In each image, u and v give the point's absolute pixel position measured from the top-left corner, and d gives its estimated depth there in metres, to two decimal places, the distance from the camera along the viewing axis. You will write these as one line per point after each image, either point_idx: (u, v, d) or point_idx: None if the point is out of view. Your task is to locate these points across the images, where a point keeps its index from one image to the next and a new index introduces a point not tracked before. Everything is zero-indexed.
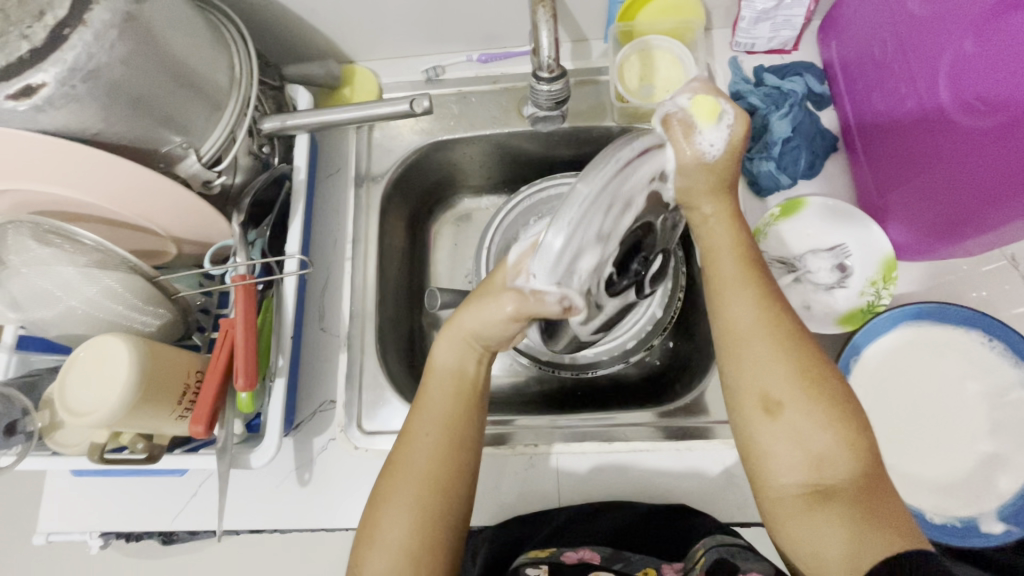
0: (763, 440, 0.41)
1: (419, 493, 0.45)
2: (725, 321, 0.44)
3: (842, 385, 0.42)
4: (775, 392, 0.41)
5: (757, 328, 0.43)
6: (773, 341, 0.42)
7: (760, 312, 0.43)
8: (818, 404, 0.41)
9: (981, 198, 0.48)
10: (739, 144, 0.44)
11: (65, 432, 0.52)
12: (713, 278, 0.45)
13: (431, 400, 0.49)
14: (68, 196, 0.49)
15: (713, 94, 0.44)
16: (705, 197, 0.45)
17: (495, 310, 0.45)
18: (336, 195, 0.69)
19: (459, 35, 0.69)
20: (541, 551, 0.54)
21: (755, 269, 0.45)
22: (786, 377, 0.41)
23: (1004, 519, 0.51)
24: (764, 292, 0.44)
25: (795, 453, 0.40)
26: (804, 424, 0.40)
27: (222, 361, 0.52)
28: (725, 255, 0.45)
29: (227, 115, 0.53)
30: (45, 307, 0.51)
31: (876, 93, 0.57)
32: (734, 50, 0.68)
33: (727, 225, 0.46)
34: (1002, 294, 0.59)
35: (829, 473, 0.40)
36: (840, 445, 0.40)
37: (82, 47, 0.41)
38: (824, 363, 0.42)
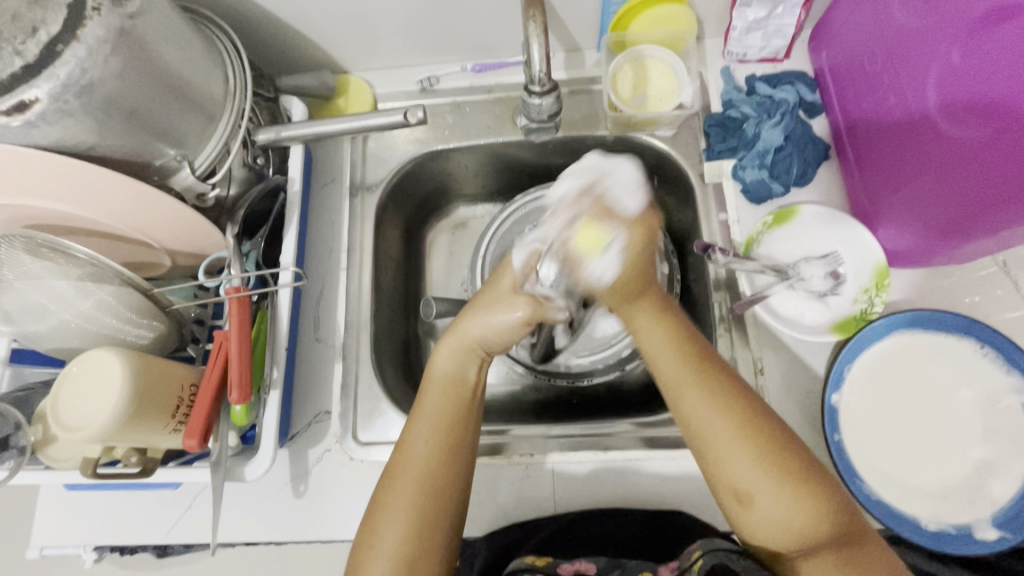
0: (747, 527, 0.42)
1: (414, 498, 0.45)
2: (688, 426, 0.45)
3: (798, 450, 0.42)
4: (742, 484, 0.42)
5: (713, 421, 0.43)
6: (728, 424, 0.43)
7: (716, 407, 0.44)
8: (780, 477, 0.41)
9: (971, 206, 0.48)
10: (639, 250, 0.46)
11: (57, 447, 0.50)
12: (664, 380, 0.47)
13: (428, 406, 0.49)
14: (61, 209, 0.49)
15: (599, 224, 0.47)
16: (637, 305, 0.49)
17: (507, 315, 0.51)
18: (331, 205, 0.69)
19: (453, 45, 0.70)
20: (538, 560, 0.52)
21: (693, 360, 0.46)
22: (748, 461, 0.42)
23: (998, 525, 0.51)
24: (708, 380, 0.45)
25: (774, 529, 0.41)
26: (775, 509, 0.41)
27: (216, 374, 0.52)
28: (670, 360, 0.46)
29: (221, 127, 0.53)
30: (38, 320, 0.51)
31: (865, 102, 0.58)
32: (726, 59, 0.68)
33: (659, 323, 0.49)
34: (995, 300, 0.59)
35: (815, 537, 0.41)
36: (817, 513, 0.41)
37: (75, 62, 0.41)
38: (779, 434, 0.43)
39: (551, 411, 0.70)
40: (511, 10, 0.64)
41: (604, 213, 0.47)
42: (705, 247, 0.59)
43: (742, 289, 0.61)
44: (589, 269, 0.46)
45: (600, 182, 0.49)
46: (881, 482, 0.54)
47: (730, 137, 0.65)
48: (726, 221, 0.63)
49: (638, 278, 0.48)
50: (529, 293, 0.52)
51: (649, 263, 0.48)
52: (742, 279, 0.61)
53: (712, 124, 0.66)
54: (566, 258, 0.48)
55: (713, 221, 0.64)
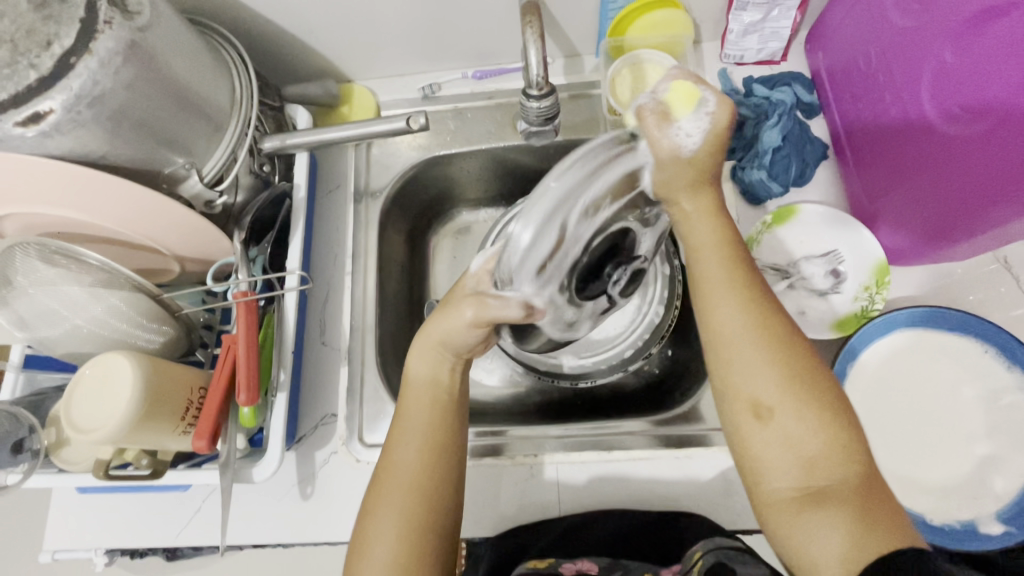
0: (756, 447, 0.42)
1: (405, 502, 0.46)
2: (711, 327, 0.44)
3: (833, 384, 0.42)
4: (765, 399, 0.42)
5: (744, 340, 0.43)
6: (763, 339, 0.43)
7: (750, 315, 0.43)
8: (806, 399, 0.41)
9: (970, 201, 0.48)
10: (725, 127, 0.43)
11: (70, 449, 0.52)
12: (699, 282, 0.46)
13: (409, 414, 0.49)
14: (73, 216, 0.50)
15: (694, 81, 0.43)
16: (681, 194, 0.46)
17: (455, 319, 0.46)
18: (336, 211, 0.70)
19: (455, 52, 0.71)
20: (539, 561, 0.55)
21: (746, 274, 0.45)
22: (772, 375, 0.42)
23: (1003, 520, 0.50)
24: (749, 294, 0.44)
25: (788, 460, 0.40)
26: (794, 426, 0.41)
27: (226, 376, 0.53)
28: (709, 258, 0.46)
29: (228, 135, 0.55)
30: (51, 326, 0.52)
31: (863, 102, 0.58)
32: (723, 61, 0.69)
33: (708, 218, 0.46)
34: (997, 297, 0.59)
35: (822, 475, 0.40)
36: (831, 450, 0.40)
37: (88, 74, 0.42)
38: (809, 361, 0.43)
39: (556, 413, 0.71)
40: (511, 17, 0.65)
41: (659, 120, 0.42)
42: None
43: None
44: (675, 126, 0.42)
45: (698, 69, 0.44)
46: (884, 478, 0.54)
47: (729, 137, 0.65)
48: None
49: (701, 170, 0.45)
50: (479, 292, 0.46)
51: (718, 162, 0.46)
52: None
53: None
54: (642, 112, 0.43)
55: None
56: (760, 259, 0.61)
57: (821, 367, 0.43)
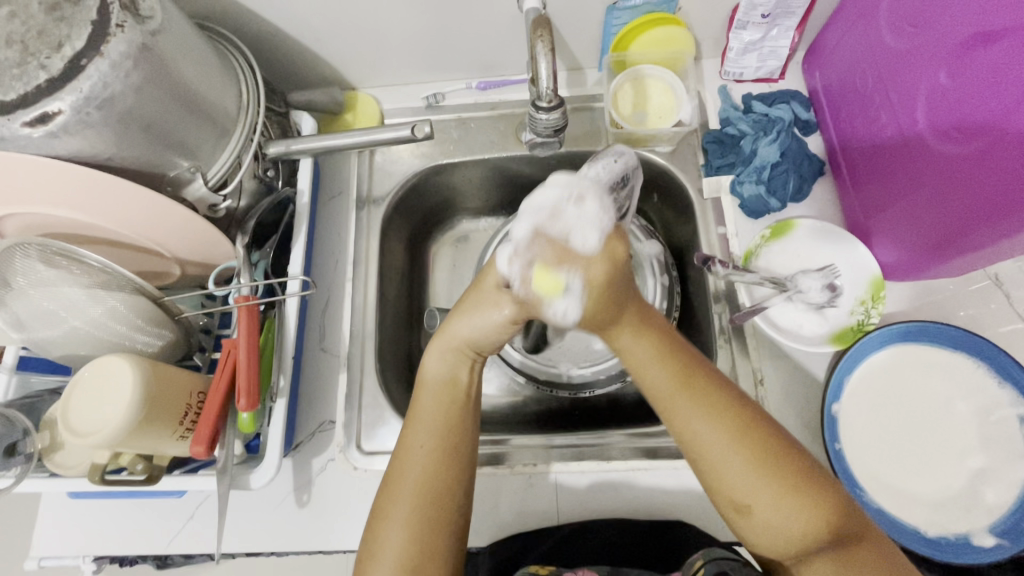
0: (748, 537, 0.42)
1: (414, 505, 0.45)
2: (686, 444, 0.44)
3: (805, 462, 0.42)
4: (741, 497, 0.42)
5: (707, 432, 0.43)
6: (726, 435, 0.42)
7: (709, 419, 0.43)
8: (781, 486, 0.41)
9: (964, 221, 0.49)
10: (605, 277, 0.44)
11: (65, 453, 0.52)
12: (655, 400, 0.46)
13: (422, 412, 0.49)
14: (75, 217, 0.50)
15: (554, 268, 0.44)
16: (623, 315, 0.46)
17: (494, 314, 0.48)
18: (338, 217, 0.71)
19: (459, 63, 0.72)
20: (541, 568, 0.52)
21: (678, 361, 0.45)
22: (745, 468, 0.41)
23: (996, 533, 0.51)
24: (699, 391, 0.44)
25: (778, 541, 0.41)
26: (772, 517, 0.41)
27: (225, 381, 0.52)
28: (658, 374, 0.45)
29: (234, 140, 0.55)
30: (48, 327, 0.51)
31: (859, 120, 0.59)
32: (723, 78, 0.70)
33: (641, 338, 0.46)
34: (989, 313, 0.60)
35: (812, 540, 0.40)
36: (815, 520, 0.40)
37: (98, 75, 0.42)
38: (777, 441, 0.43)
39: (554, 423, 0.71)
40: (516, 30, 0.66)
41: (543, 301, 0.45)
42: (705, 259, 0.61)
43: (742, 300, 0.63)
44: (550, 307, 0.45)
45: (560, 197, 0.46)
46: (878, 491, 0.54)
47: (728, 153, 0.66)
48: (725, 235, 0.65)
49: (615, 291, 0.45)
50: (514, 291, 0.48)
51: (620, 288, 0.45)
52: (741, 291, 0.63)
53: (710, 140, 0.67)
54: (525, 301, 0.46)
55: (711, 236, 0.65)
56: (758, 272, 0.61)
57: (786, 445, 0.43)
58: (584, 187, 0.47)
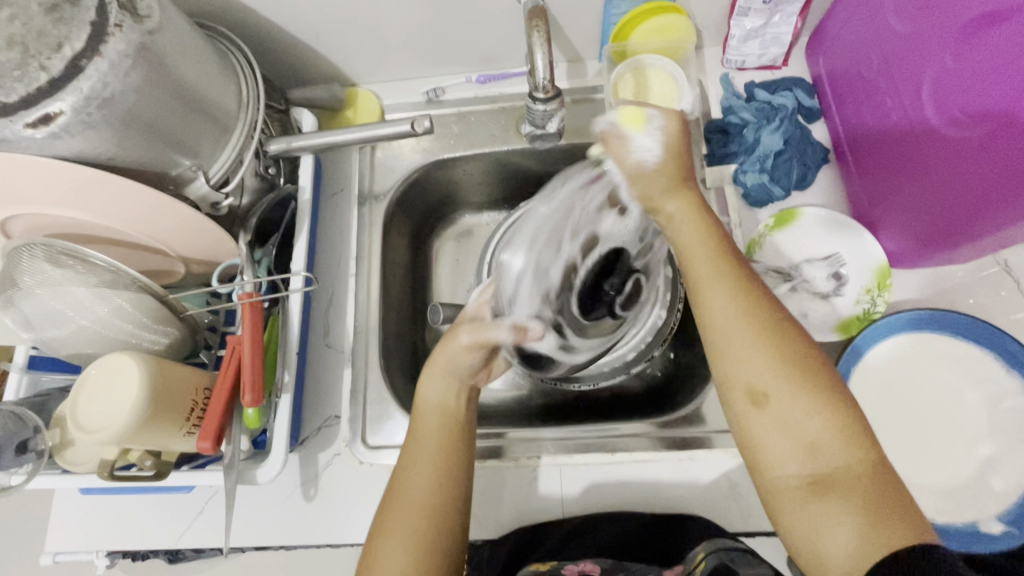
0: (755, 436, 0.42)
1: (416, 520, 0.46)
2: (717, 343, 0.45)
3: (832, 377, 0.43)
4: (758, 383, 0.42)
5: (733, 321, 0.44)
6: (757, 334, 0.44)
7: (740, 307, 0.45)
8: (805, 386, 0.42)
9: (971, 205, 0.49)
10: (676, 144, 0.51)
11: (74, 450, 0.52)
12: (695, 284, 0.47)
13: (420, 435, 0.51)
14: (78, 217, 0.50)
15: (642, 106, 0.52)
16: (665, 194, 0.50)
17: (451, 341, 0.55)
18: (341, 214, 0.71)
19: (458, 57, 0.71)
20: (542, 564, 0.54)
21: (734, 266, 0.47)
22: (767, 362, 0.43)
23: (1004, 522, 0.51)
24: (742, 287, 0.46)
25: (786, 444, 0.41)
26: (793, 409, 0.41)
27: (230, 377, 0.53)
28: (700, 252, 0.48)
29: (235, 137, 0.55)
30: (57, 327, 0.52)
31: (864, 106, 0.59)
32: (725, 66, 0.69)
33: (693, 215, 0.49)
34: (999, 301, 0.59)
35: (829, 461, 0.40)
36: (833, 434, 0.41)
37: (97, 76, 0.43)
38: (805, 350, 0.43)
39: (559, 416, 0.71)
40: (515, 23, 0.66)
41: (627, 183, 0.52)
42: None
43: None
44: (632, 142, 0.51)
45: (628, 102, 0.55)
46: None
47: (731, 142, 0.66)
48: (729, 225, 0.63)
49: (677, 160, 0.51)
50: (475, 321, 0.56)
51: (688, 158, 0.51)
52: None
53: (713, 129, 0.67)
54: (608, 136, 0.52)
55: None
56: (762, 262, 0.61)
57: (817, 353, 0.44)
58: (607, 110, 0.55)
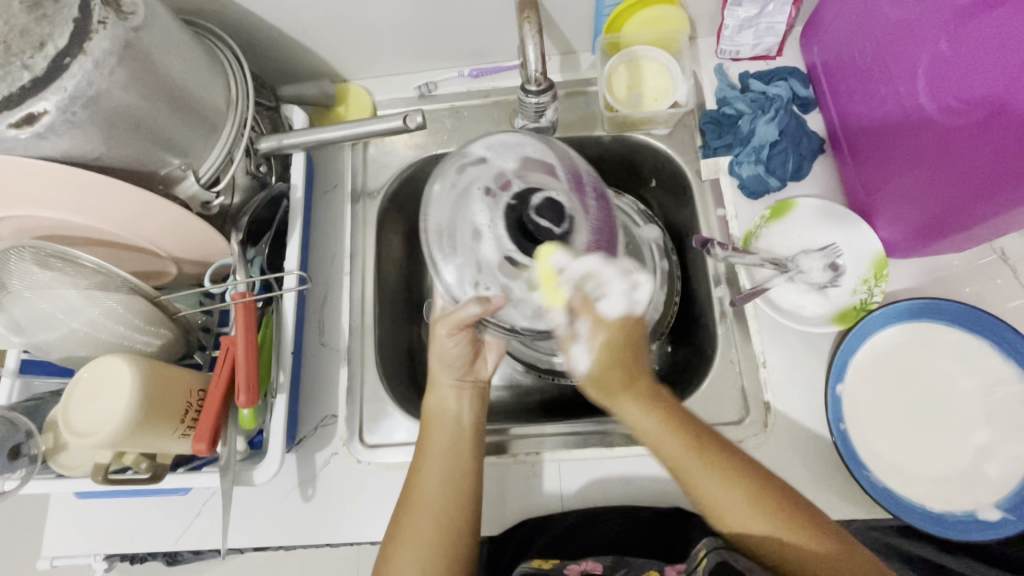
0: (693, 496, 0.51)
1: (434, 526, 0.51)
2: (690, 485, 0.51)
3: (722, 447, 0.51)
4: (671, 458, 0.51)
5: (643, 416, 0.53)
6: (663, 427, 0.52)
7: (648, 408, 0.53)
8: (710, 464, 0.50)
9: (969, 192, 0.48)
10: (617, 334, 0.55)
11: (68, 454, 0.51)
12: (655, 450, 0.52)
13: (432, 443, 0.55)
14: (65, 218, 0.50)
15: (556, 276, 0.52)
16: (620, 394, 0.54)
17: (444, 343, 0.56)
18: (334, 211, 0.70)
19: (449, 51, 0.71)
20: (544, 561, 0.54)
21: (676, 424, 0.52)
22: (679, 446, 0.51)
23: (1002, 508, 0.51)
24: (629, 381, 0.54)
25: (711, 503, 0.50)
26: (707, 486, 0.50)
27: (224, 378, 0.52)
28: (594, 365, 0.55)
29: (225, 136, 0.54)
30: (47, 330, 0.51)
31: (859, 96, 0.58)
32: (719, 57, 0.69)
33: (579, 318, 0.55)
34: (995, 290, 0.59)
35: (742, 524, 0.49)
36: (744, 502, 0.49)
37: (82, 74, 0.42)
38: (698, 430, 0.52)
39: (557, 411, 0.70)
40: (507, 16, 0.65)
41: (570, 342, 0.55)
42: (704, 241, 0.60)
43: (742, 283, 0.62)
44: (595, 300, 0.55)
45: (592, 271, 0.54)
46: (884, 469, 0.54)
47: (725, 133, 0.65)
48: (724, 217, 0.65)
49: (631, 356, 0.55)
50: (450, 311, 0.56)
51: (630, 352, 0.55)
52: (741, 273, 0.62)
53: (707, 121, 0.66)
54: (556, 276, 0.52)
55: (709, 216, 0.65)
56: (758, 254, 0.61)
57: (700, 429, 0.52)
58: (601, 255, 0.55)
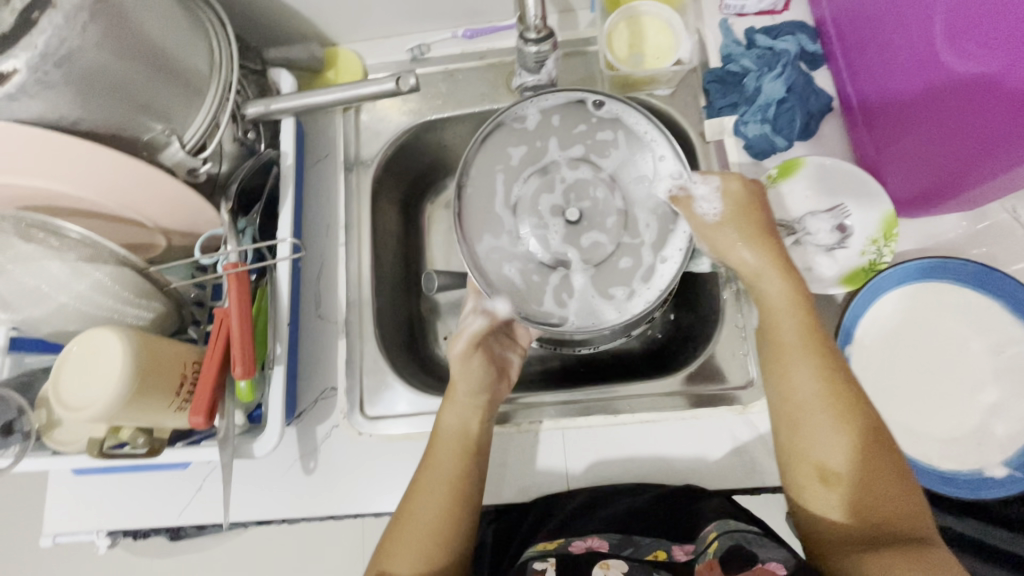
0: (795, 448, 0.47)
1: (427, 545, 0.49)
2: (784, 390, 0.48)
3: (889, 444, 0.46)
4: (798, 395, 0.47)
5: (787, 326, 0.49)
6: (812, 365, 0.47)
7: (804, 330, 0.49)
8: (849, 425, 0.45)
9: (995, 138, 0.46)
10: (738, 193, 0.54)
11: (63, 431, 0.50)
12: (776, 349, 0.50)
13: (436, 461, 0.52)
14: (44, 187, 0.47)
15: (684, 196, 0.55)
16: (748, 242, 0.53)
17: (477, 354, 0.56)
18: (327, 181, 0.68)
19: (442, 11, 0.68)
20: (549, 543, 0.53)
21: (815, 336, 0.49)
22: (813, 378, 0.47)
23: (1010, 466, 0.50)
24: (812, 337, 0.49)
25: (817, 452, 0.45)
26: (821, 442, 0.45)
27: (219, 349, 0.51)
28: (773, 284, 0.51)
29: (209, 100, 0.52)
30: (33, 305, 0.50)
31: (869, 49, 0.56)
32: (724, 12, 0.66)
33: (767, 251, 0.52)
34: (1005, 250, 0.58)
35: (864, 500, 0.44)
36: (857, 472, 0.44)
37: (52, 30, 0.40)
38: (864, 404, 0.47)
39: (558, 381, 0.70)
40: None
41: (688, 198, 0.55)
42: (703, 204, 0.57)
43: None
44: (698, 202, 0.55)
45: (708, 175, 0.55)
46: (890, 431, 0.53)
47: (730, 91, 0.63)
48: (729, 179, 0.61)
49: (753, 216, 0.54)
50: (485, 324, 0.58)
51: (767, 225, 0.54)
52: None
53: (712, 80, 0.64)
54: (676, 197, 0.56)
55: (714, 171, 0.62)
56: None
57: (876, 418, 0.46)
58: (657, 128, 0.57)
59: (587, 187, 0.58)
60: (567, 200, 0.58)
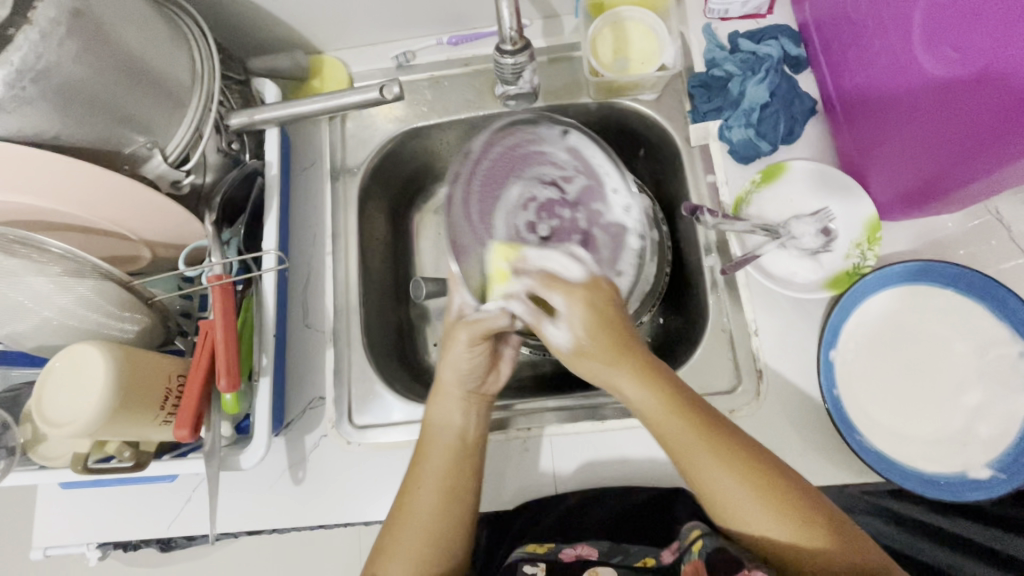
0: (696, 486, 0.48)
1: (422, 546, 0.50)
2: (660, 438, 0.49)
3: (783, 474, 0.47)
4: (671, 442, 0.48)
5: (628, 385, 0.49)
6: (671, 413, 0.48)
7: (642, 382, 0.49)
8: (737, 461, 0.46)
9: (972, 143, 0.46)
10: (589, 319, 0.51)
11: (48, 445, 0.51)
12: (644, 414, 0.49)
13: (428, 464, 0.53)
14: (26, 203, 0.47)
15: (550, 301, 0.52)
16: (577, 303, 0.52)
17: (460, 350, 0.55)
18: (314, 189, 0.68)
19: (426, 18, 0.67)
20: (539, 546, 0.55)
21: (658, 379, 0.49)
22: (676, 425, 0.48)
23: (993, 467, 0.50)
24: (650, 381, 0.49)
25: (716, 489, 0.47)
26: (714, 479, 0.47)
27: (204, 362, 0.51)
28: (598, 344, 0.50)
29: (191, 111, 0.52)
30: (18, 321, 0.50)
31: (852, 53, 0.56)
32: (708, 16, 0.66)
33: (589, 305, 0.51)
34: (989, 251, 0.58)
35: (768, 534, 0.45)
36: (761, 506, 0.46)
37: (29, 47, 0.40)
38: (725, 437, 0.48)
39: (548, 386, 0.70)
40: None
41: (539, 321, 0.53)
42: (694, 208, 0.59)
43: (731, 251, 0.61)
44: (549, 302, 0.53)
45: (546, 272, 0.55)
46: (875, 434, 0.54)
47: (715, 96, 0.64)
48: (715, 182, 0.63)
49: (592, 296, 0.52)
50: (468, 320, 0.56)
51: (614, 323, 0.50)
52: (731, 241, 0.61)
53: (697, 84, 0.64)
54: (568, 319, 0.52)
55: (700, 184, 0.63)
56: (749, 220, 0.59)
57: (752, 452, 0.47)
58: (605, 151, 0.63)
59: (557, 207, 0.64)
60: (540, 217, 0.63)
